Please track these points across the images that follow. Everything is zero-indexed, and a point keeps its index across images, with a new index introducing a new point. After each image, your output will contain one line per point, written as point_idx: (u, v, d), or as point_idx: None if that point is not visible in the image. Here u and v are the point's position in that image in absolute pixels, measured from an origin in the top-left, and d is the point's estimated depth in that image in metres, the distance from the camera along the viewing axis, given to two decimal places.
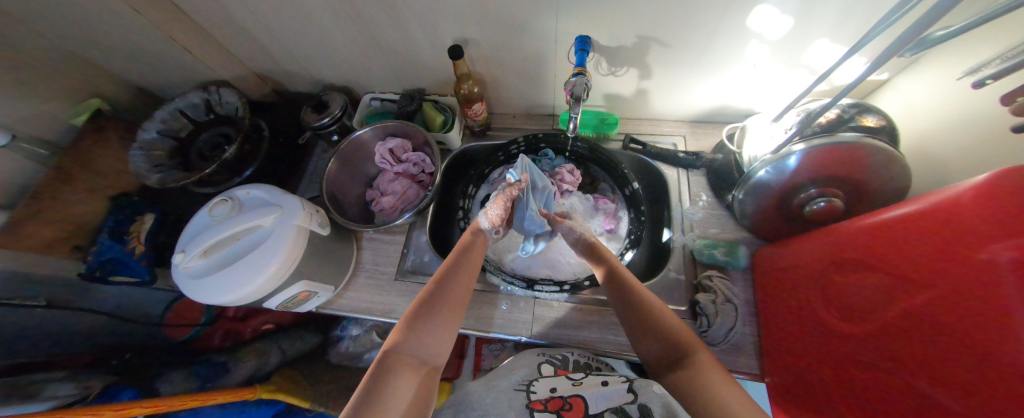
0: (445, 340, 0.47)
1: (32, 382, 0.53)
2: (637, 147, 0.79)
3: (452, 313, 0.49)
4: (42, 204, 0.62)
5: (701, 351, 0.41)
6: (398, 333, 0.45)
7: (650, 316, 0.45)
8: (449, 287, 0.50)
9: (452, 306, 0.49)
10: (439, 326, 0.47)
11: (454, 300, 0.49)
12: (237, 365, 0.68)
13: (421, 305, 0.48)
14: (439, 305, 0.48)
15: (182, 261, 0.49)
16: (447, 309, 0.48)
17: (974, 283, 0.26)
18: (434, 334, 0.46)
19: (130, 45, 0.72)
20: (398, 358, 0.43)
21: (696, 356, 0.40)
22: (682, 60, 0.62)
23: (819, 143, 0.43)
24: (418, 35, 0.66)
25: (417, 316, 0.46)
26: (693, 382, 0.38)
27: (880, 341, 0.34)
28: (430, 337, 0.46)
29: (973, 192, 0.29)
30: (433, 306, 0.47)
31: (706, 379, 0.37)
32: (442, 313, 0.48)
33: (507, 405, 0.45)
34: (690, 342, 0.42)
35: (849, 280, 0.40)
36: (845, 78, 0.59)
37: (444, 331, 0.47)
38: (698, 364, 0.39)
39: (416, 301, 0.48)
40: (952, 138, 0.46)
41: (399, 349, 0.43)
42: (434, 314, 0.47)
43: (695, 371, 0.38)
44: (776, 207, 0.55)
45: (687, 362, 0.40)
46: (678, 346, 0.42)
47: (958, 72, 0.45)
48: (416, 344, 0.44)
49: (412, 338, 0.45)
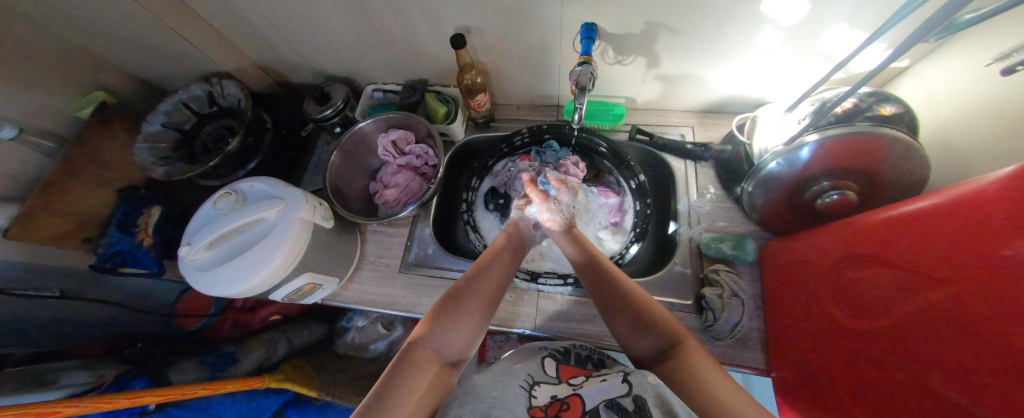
0: (473, 336, 0.48)
1: (48, 371, 0.54)
2: (643, 138, 0.77)
3: (483, 311, 0.50)
4: (51, 196, 0.63)
5: (687, 339, 0.42)
6: (424, 327, 0.46)
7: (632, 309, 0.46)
8: (479, 285, 0.51)
9: (481, 304, 0.50)
10: (468, 322, 0.48)
11: (483, 298, 0.51)
12: (245, 355, 0.68)
13: (453, 299, 0.49)
14: (472, 301, 0.49)
15: (187, 253, 0.49)
16: (478, 306, 0.49)
17: (991, 280, 0.25)
18: (461, 331, 0.47)
19: (130, 37, 0.72)
20: (423, 351, 0.43)
21: (684, 343, 0.42)
22: (693, 48, 0.60)
23: (835, 133, 0.41)
24: (420, 23, 0.64)
25: (448, 310, 0.47)
26: (689, 373, 0.38)
27: (890, 337, 0.34)
28: (459, 332, 0.47)
29: (993, 186, 0.28)
30: (462, 302, 0.48)
31: (701, 368, 0.38)
32: (474, 310, 0.49)
33: (511, 400, 0.42)
34: (675, 331, 0.44)
35: (860, 276, 0.39)
36: (863, 66, 0.57)
37: (472, 327, 0.48)
38: (689, 352, 0.41)
39: (447, 295, 0.50)
40: (975, 127, 0.45)
41: (423, 342, 0.44)
42: (462, 311, 0.48)
43: (682, 361, 0.40)
44: (787, 200, 0.53)
45: (678, 352, 0.41)
46: (667, 337, 0.43)
47: (986, 58, 0.43)
48: (443, 337, 0.45)
49: (440, 330, 0.46)
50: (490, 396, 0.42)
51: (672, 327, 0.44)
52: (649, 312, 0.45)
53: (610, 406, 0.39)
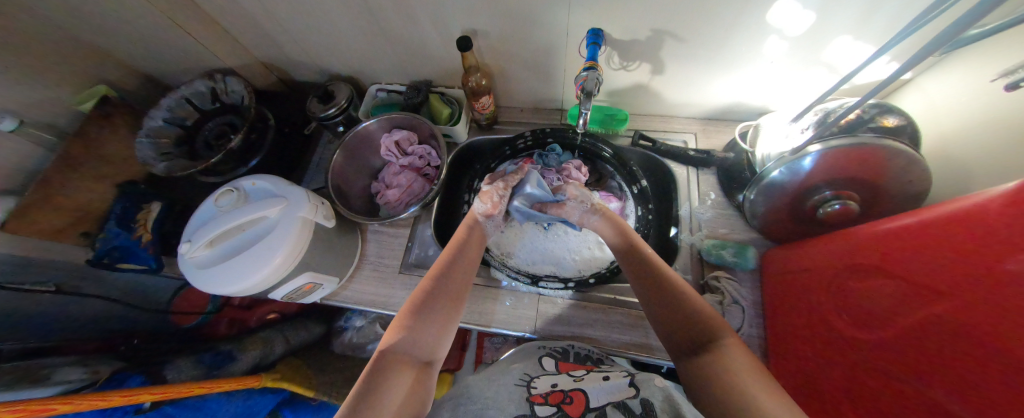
0: (443, 334, 0.48)
1: (43, 366, 0.54)
2: (646, 144, 0.78)
3: (449, 308, 0.49)
4: (50, 190, 0.63)
5: (728, 334, 0.39)
6: (393, 331, 0.45)
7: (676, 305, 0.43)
8: (443, 284, 0.51)
9: (447, 302, 0.49)
10: (436, 319, 0.47)
11: (449, 297, 0.50)
12: (242, 354, 0.68)
13: (420, 299, 0.48)
14: (438, 299, 0.49)
15: (188, 250, 0.49)
16: (445, 303, 0.49)
17: (995, 293, 0.25)
18: (429, 331, 0.46)
19: (135, 31, 0.71)
20: (394, 355, 0.42)
21: (724, 338, 0.38)
22: (697, 56, 0.61)
23: (837, 144, 0.41)
24: (427, 25, 0.64)
25: (415, 310, 0.46)
26: (716, 368, 0.36)
27: (892, 348, 0.34)
28: (429, 331, 0.46)
29: (997, 199, 0.28)
30: (428, 304, 0.47)
31: (732, 363, 0.35)
32: (440, 307, 0.48)
33: (505, 397, 0.42)
34: (713, 325, 0.40)
35: (863, 286, 0.39)
36: (865, 78, 0.58)
37: (442, 324, 0.48)
38: (726, 345, 0.37)
39: (413, 296, 0.49)
40: (975, 141, 0.45)
41: (394, 347, 0.43)
42: (428, 312, 0.47)
43: (718, 353, 0.37)
44: (788, 209, 0.54)
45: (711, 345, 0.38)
46: (702, 330, 0.40)
47: (989, 74, 0.43)
48: (413, 339, 0.44)
49: (408, 333, 0.44)
50: (482, 397, 0.43)
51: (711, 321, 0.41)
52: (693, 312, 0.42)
53: (617, 407, 0.38)
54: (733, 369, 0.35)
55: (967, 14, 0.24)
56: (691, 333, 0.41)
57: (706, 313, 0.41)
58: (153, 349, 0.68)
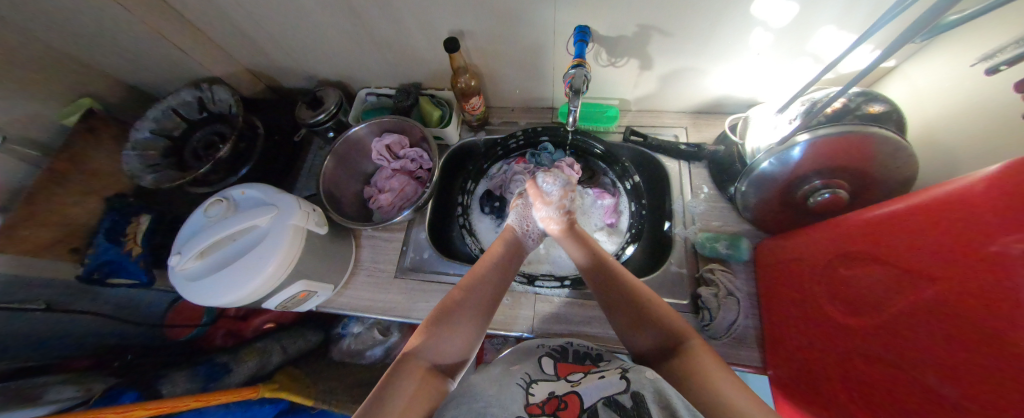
0: (471, 341, 0.48)
1: (33, 386, 0.53)
2: (638, 139, 0.78)
3: (480, 317, 0.50)
4: (36, 206, 0.62)
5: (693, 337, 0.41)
6: (420, 336, 0.45)
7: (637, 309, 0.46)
8: (477, 293, 0.51)
9: (478, 310, 0.50)
10: (463, 327, 0.47)
11: (479, 304, 0.50)
12: (238, 365, 0.67)
13: (448, 307, 0.48)
14: (468, 307, 0.49)
15: (178, 263, 0.48)
16: (474, 312, 0.49)
17: (982, 274, 0.26)
18: (456, 339, 0.46)
19: (115, 41, 0.70)
20: (417, 360, 0.42)
21: (689, 341, 0.40)
22: (683, 51, 0.61)
23: (825, 133, 0.42)
24: (412, 27, 0.64)
25: (444, 317, 0.47)
26: (691, 368, 0.37)
27: (881, 333, 0.34)
28: (455, 339, 0.46)
29: (984, 181, 0.28)
30: (458, 311, 0.48)
31: (706, 364, 0.36)
32: (469, 316, 0.48)
33: (502, 403, 0.40)
34: (678, 330, 0.42)
35: (852, 273, 0.40)
36: (850, 67, 0.58)
37: (471, 332, 0.48)
38: (693, 348, 0.39)
39: (442, 304, 0.49)
40: (958, 126, 0.46)
41: (418, 353, 0.43)
42: (457, 320, 0.47)
43: (687, 357, 0.38)
44: (779, 199, 0.54)
45: (681, 349, 0.40)
46: (671, 337, 0.42)
47: (969, 59, 0.44)
48: (438, 344, 0.44)
49: (435, 340, 0.44)
50: (485, 396, 0.42)
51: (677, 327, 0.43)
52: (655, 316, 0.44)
53: (609, 404, 0.38)
54: (705, 367, 0.36)
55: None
56: (659, 342, 0.43)
57: (668, 320, 0.43)
58: (147, 364, 0.67)
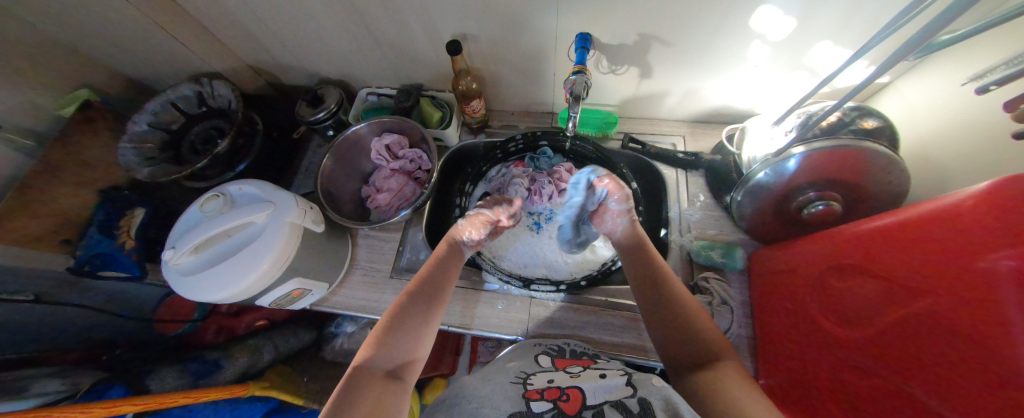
0: (421, 340, 0.48)
1: (19, 379, 0.52)
2: (636, 146, 0.79)
3: (427, 317, 0.49)
4: (28, 196, 0.61)
5: (729, 356, 0.41)
6: (369, 345, 0.45)
7: (676, 310, 0.47)
8: (421, 296, 0.51)
9: (424, 311, 0.50)
10: (411, 328, 0.47)
11: (424, 305, 0.50)
12: (230, 362, 0.66)
13: (396, 313, 0.48)
14: (413, 310, 0.49)
15: (171, 257, 0.47)
16: (420, 311, 0.49)
17: (971, 288, 0.26)
18: (406, 341, 0.46)
19: (116, 32, 0.70)
20: (368, 368, 0.42)
21: (723, 359, 0.40)
22: (683, 60, 0.62)
23: (820, 146, 0.42)
24: (415, 29, 0.64)
25: (391, 323, 0.47)
26: (719, 385, 0.37)
27: (869, 344, 0.35)
28: (406, 340, 0.46)
29: (975, 198, 0.28)
30: (403, 315, 0.48)
31: (732, 381, 0.37)
32: (415, 316, 0.48)
33: (500, 394, 0.42)
34: (714, 346, 0.42)
35: (844, 284, 0.40)
36: (846, 81, 0.59)
37: (420, 331, 0.48)
38: (726, 366, 0.39)
39: (389, 311, 0.49)
40: (950, 142, 0.47)
41: (369, 361, 0.42)
42: (404, 323, 0.47)
43: (716, 372, 0.38)
44: (774, 209, 0.54)
45: (714, 364, 0.40)
46: (706, 349, 0.42)
47: (960, 78, 0.45)
48: (389, 349, 0.44)
49: (383, 346, 0.44)
50: (478, 395, 0.42)
51: (715, 343, 0.42)
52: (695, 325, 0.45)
53: (615, 407, 0.37)
54: (728, 383, 0.36)
55: (945, 12, 0.24)
56: (690, 348, 0.43)
57: (707, 334, 0.43)
58: (135, 358, 0.66)
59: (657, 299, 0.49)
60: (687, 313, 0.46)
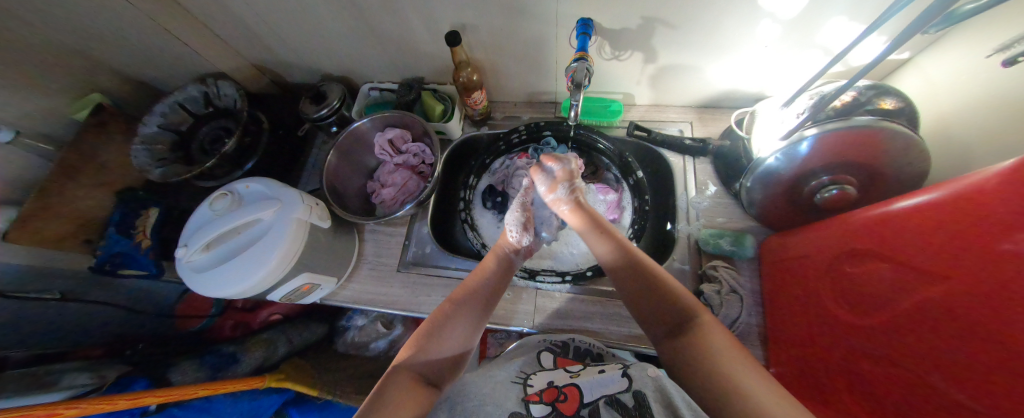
0: (465, 345, 0.48)
1: (51, 372, 0.55)
2: (642, 134, 0.76)
3: (472, 327, 0.49)
4: (50, 199, 0.64)
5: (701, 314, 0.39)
6: (410, 348, 0.44)
7: (652, 288, 0.43)
8: (469, 307, 0.50)
9: (470, 321, 0.49)
10: (457, 337, 0.47)
11: (470, 315, 0.49)
12: (246, 356, 0.69)
13: (441, 312, 0.49)
14: (460, 319, 0.49)
15: (184, 255, 0.49)
16: (466, 315, 0.49)
17: (992, 272, 0.25)
18: (448, 350, 0.45)
19: (123, 37, 0.71)
20: (408, 371, 0.41)
21: (698, 320, 0.38)
22: (689, 43, 0.60)
23: (835, 126, 0.41)
24: (414, 21, 0.63)
25: (434, 329, 0.46)
26: (699, 355, 0.35)
27: (886, 331, 0.34)
28: (447, 349, 0.45)
29: (1000, 177, 0.27)
30: (449, 324, 0.47)
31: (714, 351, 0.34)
32: (461, 327, 0.48)
33: (503, 393, 0.43)
34: (687, 307, 0.40)
35: (858, 271, 0.39)
36: (862, 59, 0.57)
37: (462, 343, 0.47)
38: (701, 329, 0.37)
39: (434, 315, 0.48)
40: (973, 119, 0.44)
41: (409, 363, 0.42)
42: (449, 332, 0.47)
43: (696, 340, 0.36)
44: (786, 195, 0.53)
45: (691, 326, 0.38)
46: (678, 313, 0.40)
47: (985, 50, 0.43)
48: (429, 355, 0.44)
49: (425, 352, 0.44)
50: (481, 393, 0.43)
51: (685, 304, 0.41)
52: (669, 297, 0.42)
53: (610, 403, 0.40)
54: (713, 349, 0.34)
55: None
56: (668, 317, 0.41)
57: (678, 297, 0.41)
58: (157, 352, 0.69)
59: (633, 281, 0.45)
60: (663, 285, 0.43)
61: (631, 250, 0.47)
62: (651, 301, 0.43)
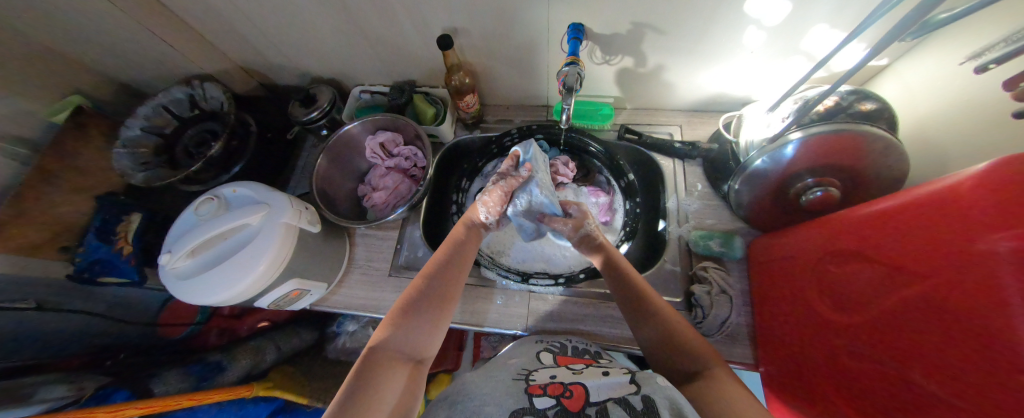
0: (434, 332, 0.47)
1: (25, 384, 0.53)
2: (632, 137, 0.78)
3: (440, 302, 0.48)
4: (25, 205, 0.62)
5: (717, 365, 0.40)
6: (384, 329, 0.44)
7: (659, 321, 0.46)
8: (436, 283, 0.50)
9: (438, 296, 0.48)
10: (427, 315, 0.46)
11: (437, 291, 0.49)
12: (232, 364, 0.67)
13: (410, 298, 0.47)
14: (428, 296, 0.48)
15: (168, 261, 0.48)
16: (433, 300, 0.48)
17: (967, 270, 0.26)
18: (420, 330, 0.45)
19: (105, 38, 0.69)
20: (383, 354, 0.41)
21: (712, 369, 0.40)
22: (677, 49, 0.61)
23: (818, 130, 0.42)
24: (405, 24, 0.63)
25: (405, 309, 0.46)
26: (712, 392, 0.36)
27: (868, 330, 0.35)
28: (420, 329, 0.45)
29: (972, 180, 0.28)
30: (418, 301, 0.47)
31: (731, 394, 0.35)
32: (430, 303, 0.47)
33: (505, 391, 0.41)
34: (703, 356, 0.42)
35: (841, 271, 0.40)
36: (843, 65, 0.58)
37: (432, 319, 0.47)
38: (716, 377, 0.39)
39: (405, 295, 0.48)
40: (949, 124, 0.46)
41: (384, 346, 0.42)
42: (417, 310, 0.46)
43: (709, 384, 0.38)
44: (773, 198, 0.54)
45: (704, 373, 0.40)
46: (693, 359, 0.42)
47: (958, 58, 0.44)
48: (403, 337, 0.43)
49: (397, 333, 0.43)
50: (482, 393, 0.41)
51: (699, 350, 0.42)
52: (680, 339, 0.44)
53: (618, 404, 0.37)
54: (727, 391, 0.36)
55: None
56: (681, 362, 0.43)
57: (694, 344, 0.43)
58: (139, 361, 0.67)
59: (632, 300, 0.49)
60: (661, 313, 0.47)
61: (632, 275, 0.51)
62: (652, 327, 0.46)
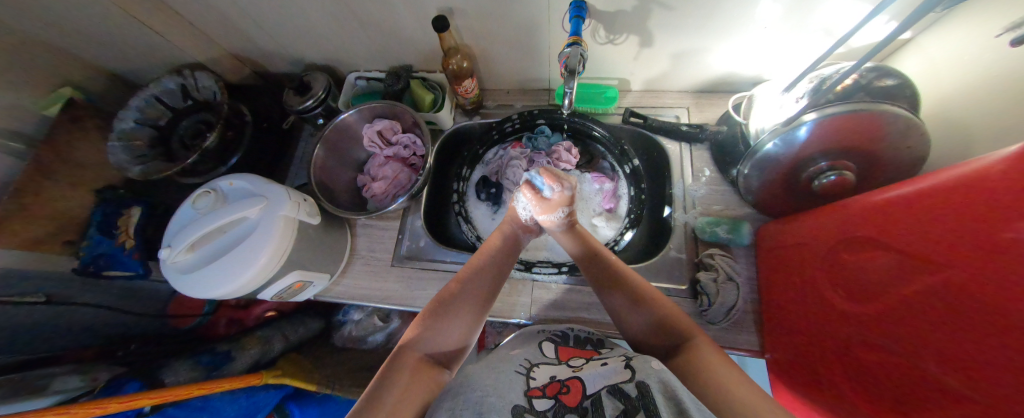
0: (467, 336, 0.48)
1: (40, 376, 0.54)
2: (638, 121, 0.75)
3: (476, 307, 0.50)
4: (25, 201, 0.61)
5: (699, 336, 0.41)
6: (414, 329, 0.45)
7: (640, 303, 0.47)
8: (472, 287, 0.51)
9: (474, 300, 0.50)
10: (461, 318, 0.47)
11: (474, 295, 0.50)
12: (241, 353, 0.68)
13: (445, 298, 0.49)
14: (464, 298, 0.49)
15: (168, 256, 0.47)
16: (471, 305, 0.49)
17: (995, 259, 0.24)
18: (453, 331, 0.46)
19: (89, 27, 0.67)
20: (414, 352, 0.42)
21: (694, 339, 0.41)
22: (685, 25, 0.58)
23: (834, 111, 0.39)
24: (398, 5, 0.60)
25: (439, 310, 0.47)
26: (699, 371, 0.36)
27: (886, 320, 0.33)
28: (453, 330, 0.46)
29: (1006, 162, 0.26)
30: (453, 303, 0.48)
31: (718, 371, 0.35)
32: (465, 306, 0.49)
33: (503, 384, 0.40)
34: (686, 330, 0.42)
35: (856, 259, 0.39)
36: (862, 40, 0.55)
37: (467, 324, 0.48)
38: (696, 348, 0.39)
39: (440, 295, 0.49)
40: (976, 101, 0.43)
41: (414, 345, 0.43)
42: (453, 311, 0.47)
43: (690, 355, 0.38)
44: (783, 182, 0.52)
45: (685, 345, 0.40)
46: (676, 334, 0.43)
47: (993, 29, 0.41)
48: (435, 336, 0.44)
49: (430, 333, 0.44)
50: (483, 383, 0.40)
51: (684, 326, 0.43)
52: (663, 316, 0.45)
53: (612, 392, 0.35)
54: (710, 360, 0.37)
55: None
56: (666, 338, 0.43)
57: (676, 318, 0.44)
58: (150, 352, 0.68)
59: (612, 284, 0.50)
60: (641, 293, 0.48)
61: (614, 265, 0.52)
62: (636, 312, 0.47)
